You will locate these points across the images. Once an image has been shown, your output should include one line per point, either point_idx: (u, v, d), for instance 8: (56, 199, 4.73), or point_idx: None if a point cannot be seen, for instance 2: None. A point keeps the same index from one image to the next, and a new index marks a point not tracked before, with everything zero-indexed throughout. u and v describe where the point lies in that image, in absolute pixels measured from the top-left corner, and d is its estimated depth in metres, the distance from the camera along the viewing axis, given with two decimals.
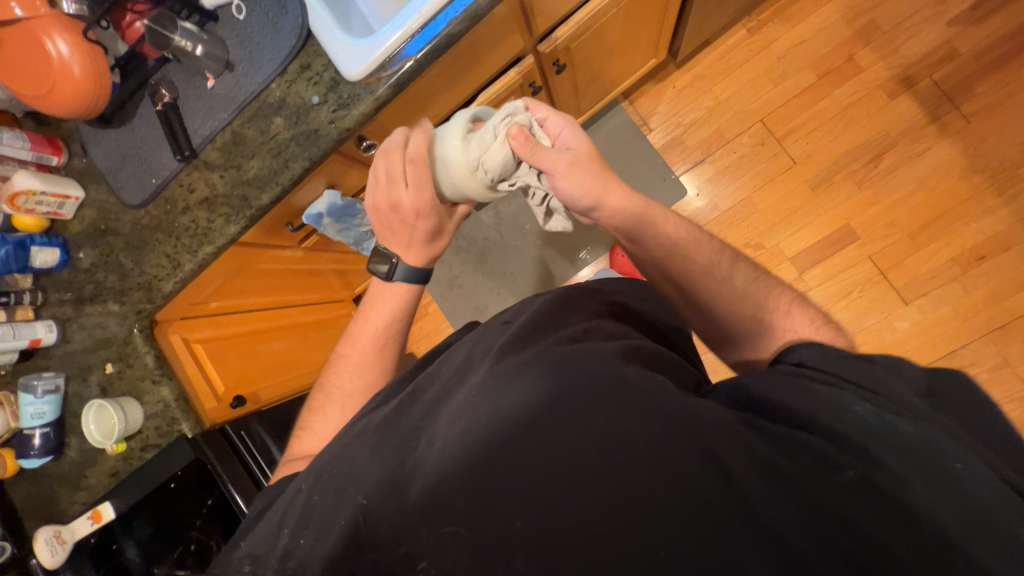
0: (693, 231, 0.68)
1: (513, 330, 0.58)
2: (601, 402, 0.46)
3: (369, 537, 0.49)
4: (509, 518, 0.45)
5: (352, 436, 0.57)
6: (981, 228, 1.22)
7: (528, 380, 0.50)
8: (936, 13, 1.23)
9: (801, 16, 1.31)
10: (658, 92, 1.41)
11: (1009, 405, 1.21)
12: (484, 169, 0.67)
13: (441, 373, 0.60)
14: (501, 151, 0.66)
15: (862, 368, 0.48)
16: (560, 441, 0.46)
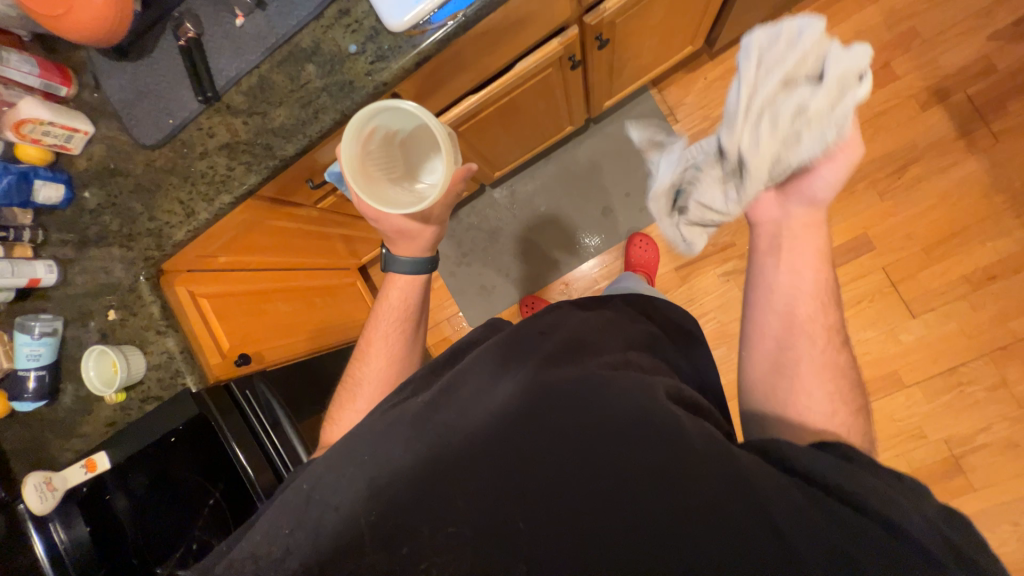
0: (824, 296, 0.67)
1: (552, 345, 0.61)
2: (644, 436, 0.48)
3: (376, 526, 0.50)
4: (515, 523, 0.48)
5: (381, 421, 0.59)
6: (996, 248, 1.22)
7: (561, 394, 0.53)
8: (979, 25, 1.21)
9: (842, 15, 1.28)
10: (688, 83, 1.39)
11: (1000, 424, 1.24)
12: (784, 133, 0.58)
13: (478, 369, 0.60)
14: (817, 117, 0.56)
15: (889, 477, 0.46)
16: (577, 451, 0.50)
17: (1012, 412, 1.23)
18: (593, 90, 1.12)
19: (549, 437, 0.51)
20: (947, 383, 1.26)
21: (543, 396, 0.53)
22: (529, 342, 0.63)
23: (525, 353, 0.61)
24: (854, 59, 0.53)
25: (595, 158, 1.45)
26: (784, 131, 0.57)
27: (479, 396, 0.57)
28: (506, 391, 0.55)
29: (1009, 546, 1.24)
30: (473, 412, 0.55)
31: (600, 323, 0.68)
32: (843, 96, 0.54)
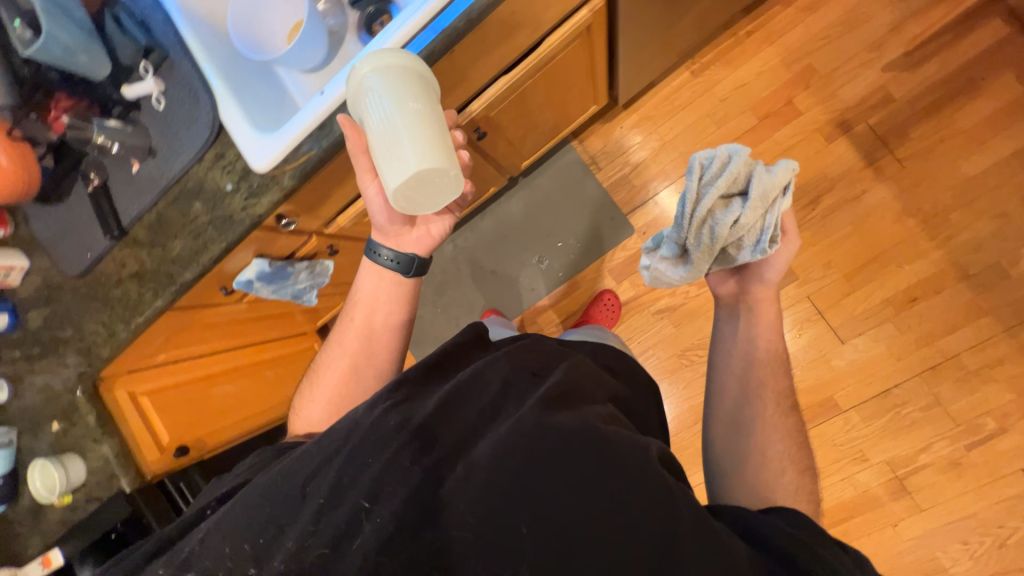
0: (778, 361, 0.83)
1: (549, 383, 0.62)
2: (646, 483, 0.50)
3: (380, 522, 0.50)
4: (516, 528, 0.49)
5: (382, 427, 0.56)
6: (914, 270, 1.24)
7: (566, 427, 0.54)
8: (873, 58, 1.25)
9: (742, 59, 1.33)
10: (606, 132, 1.45)
11: (939, 443, 1.25)
12: (736, 228, 0.83)
13: (484, 392, 0.61)
14: (755, 213, 0.82)
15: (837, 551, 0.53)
16: (582, 480, 0.51)
17: (949, 430, 1.24)
18: (502, 159, 1.20)
19: (560, 466, 0.52)
20: (884, 405, 1.28)
21: (557, 428, 0.54)
22: (527, 376, 0.64)
23: (527, 387, 0.62)
24: (777, 176, 0.81)
25: (534, 206, 1.51)
26: (729, 227, 0.83)
27: (488, 425, 0.57)
28: (518, 423, 0.55)
29: (963, 565, 1.24)
30: (483, 442, 0.54)
31: (588, 368, 0.69)
32: (772, 201, 0.83)
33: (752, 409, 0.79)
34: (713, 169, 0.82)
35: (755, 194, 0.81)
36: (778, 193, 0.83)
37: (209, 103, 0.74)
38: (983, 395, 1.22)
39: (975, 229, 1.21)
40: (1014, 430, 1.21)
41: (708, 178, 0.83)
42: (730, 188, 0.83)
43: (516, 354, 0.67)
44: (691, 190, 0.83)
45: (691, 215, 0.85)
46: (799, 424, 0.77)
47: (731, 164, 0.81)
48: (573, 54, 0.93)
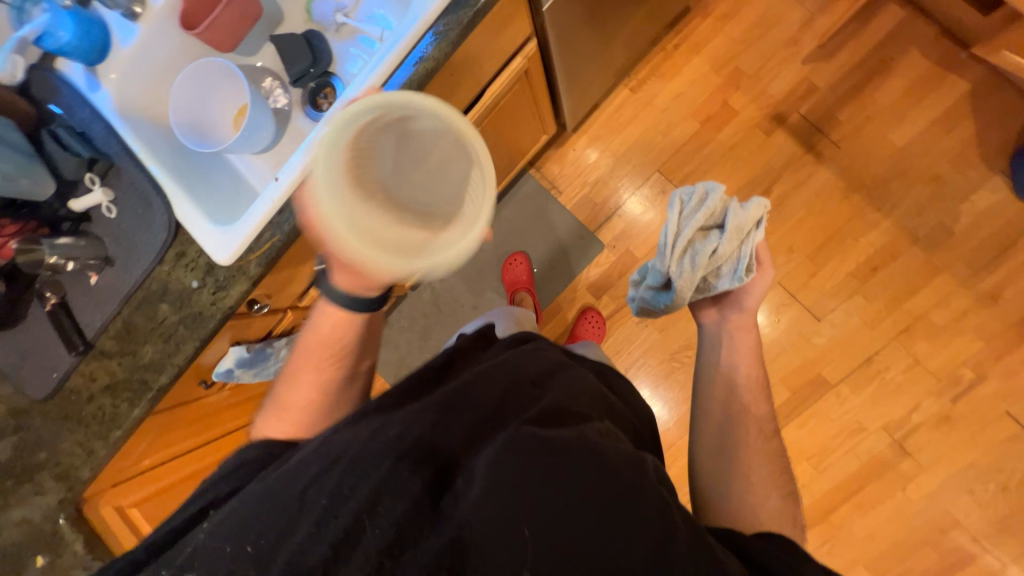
0: (758, 390, 0.87)
1: (547, 393, 0.60)
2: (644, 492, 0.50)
3: (374, 531, 0.46)
4: (520, 531, 0.47)
5: (382, 438, 0.53)
6: (869, 242, 1.31)
7: (568, 435, 0.52)
8: (791, 54, 1.34)
9: (674, 71, 1.40)
10: (561, 156, 1.49)
11: (927, 400, 1.29)
12: (714, 259, 0.89)
13: (478, 401, 0.58)
14: (732, 245, 0.89)
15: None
16: (588, 510, 0.48)
17: (933, 387, 1.29)
18: None
19: (566, 482, 0.48)
20: (869, 373, 1.32)
21: (559, 445, 0.51)
22: (522, 384, 0.61)
23: (525, 401, 0.59)
24: (750, 211, 0.89)
25: (505, 241, 1.51)
26: (708, 256, 0.89)
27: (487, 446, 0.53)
28: (519, 438, 0.51)
29: (974, 514, 1.28)
30: (482, 465, 0.50)
31: (588, 382, 0.67)
32: (747, 234, 0.90)
33: (738, 433, 0.82)
34: (692, 203, 0.92)
35: (730, 227, 0.88)
36: (752, 227, 0.89)
37: (162, 204, 0.74)
38: (956, 348, 1.27)
39: (915, 194, 1.28)
40: (992, 375, 1.26)
41: (687, 212, 0.93)
42: (708, 222, 0.92)
43: (516, 361, 0.66)
44: (673, 222, 0.92)
45: (674, 244, 0.91)
46: (779, 446, 0.82)
47: (706, 200, 0.91)
48: (514, 96, 0.96)
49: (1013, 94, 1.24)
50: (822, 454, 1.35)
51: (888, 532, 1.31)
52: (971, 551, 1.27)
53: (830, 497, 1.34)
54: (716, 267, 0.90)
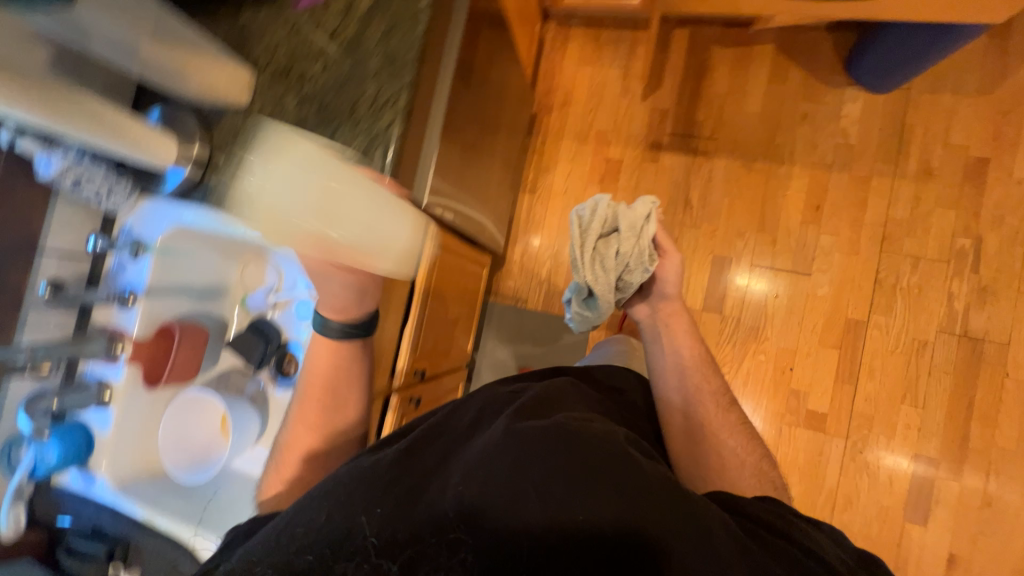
0: (705, 362, 0.99)
1: (519, 403, 0.74)
2: (602, 460, 0.61)
3: (380, 531, 0.58)
4: (504, 507, 0.57)
5: (373, 459, 0.65)
6: (796, 190, 1.39)
7: (536, 431, 0.64)
8: (631, 99, 1.54)
9: (554, 160, 1.58)
10: (508, 272, 1.58)
11: (955, 285, 1.27)
12: (621, 260, 0.97)
13: (464, 418, 0.73)
14: (633, 243, 0.96)
15: (805, 526, 0.63)
16: (556, 469, 0.59)
17: (949, 270, 1.27)
18: (450, 365, 1.26)
19: (538, 454, 0.61)
20: (888, 291, 1.30)
21: (531, 433, 0.64)
22: (501, 404, 0.76)
23: (510, 410, 0.72)
24: (640, 206, 0.97)
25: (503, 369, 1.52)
26: (615, 259, 0.97)
27: (478, 445, 0.66)
28: (503, 436, 0.65)
29: None
30: (474, 459, 0.63)
31: (556, 388, 0.81)
32: (642, 228, 0.97)
33: (702, 409, 0.92)
34: (586, 215, 0.98)
35: (624, 227, 0.96)
36: (642, 222, 0.97)
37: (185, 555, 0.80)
38: (938, 228, 1.29)
39: (800, 136, 1.40)
40: (989, 232, 1.26)
41: (586, 227, 0.98)
42: (605, 226, 0.99)
43: (490, 390, 0.81)
44: (575, 238, 0.98)
45: (582, 256, 0.98)
46: (737, 417, 0.93)
47: (596, 213, 0.98)
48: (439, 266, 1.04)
49: (811, 31, 1.42)
50: (910, 389, 1.27)
51: None
52: None
53: (951, 426, 1.24)
54: (626, 267, 0.98)
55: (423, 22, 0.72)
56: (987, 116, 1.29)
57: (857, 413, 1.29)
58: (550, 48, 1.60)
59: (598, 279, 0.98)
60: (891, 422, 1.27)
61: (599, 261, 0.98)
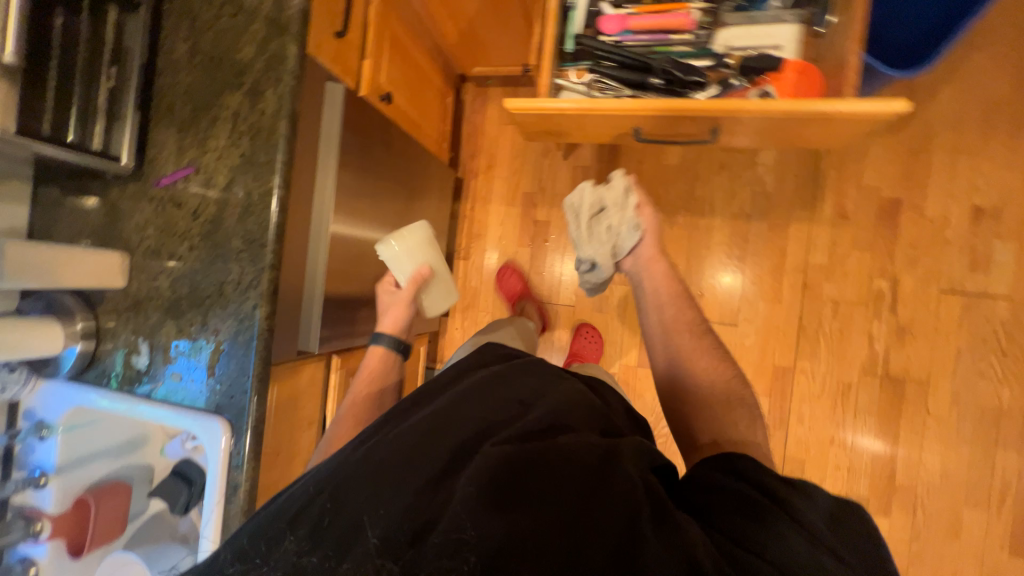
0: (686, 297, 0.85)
1: (530, 413, 0.55)
2: (618, 508, 0.45)
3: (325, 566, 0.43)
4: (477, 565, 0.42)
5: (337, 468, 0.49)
6: (718, 241, 1.40)
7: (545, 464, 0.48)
8: (554, 159, 1.53)
9: (485, 226, 1.59)
10: (451, 340, 1.61)
11: (875, 326, 1.30)
12: (617, 237, 0.87)
13: (466, 414, 0.54)
14: (624, 215, 0.87)
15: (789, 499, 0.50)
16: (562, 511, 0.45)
17: (868, 313, 1.30)
18: None
19: (567, 476, 0.47)
20: (812, 337, 1.33)
21: (558, 458, 0.48)
22: (506, 407, 0.56)
23: (524, 415, 0.55)
24: (622, 177, 0.88)
25: None
26: (609, 238, 0.87)
27: (489, 456, 0.49)
28: (520, 455, 0.48)
29: (1006, 393, 1.22)
30: (478, 478, 0.47)
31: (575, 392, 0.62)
32: (628, 200, 0.88)
33: (675, 336, 0.81)
34: (577, 198, 0.91)
35: (610, 202, 0.87)
36: (626, 196, 0.88)
37: None
38: (856, 271, 1.31)
39: (719, 186, 1.41)
40: (904, 274, 1.28)
41: (575, 210, 0.91)
42: (596, 206, 0.90)
43: (499, 384, 0.60)
44: (570, 222, 0.91)
45: (579, 234, 0.89)
46: (716, 345, 0.81)
47: (583, 200, 0.90)
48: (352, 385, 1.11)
49: None
50: (839, 431, 1.31)
51: (953, 461, 1.24)
52: None
53: (879, 465, 1.28)
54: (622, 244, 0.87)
55: (275, 203, 0.73)
56: (898, 157, 1.29)
57: (791, 457, 1.33)
58: (470, 110, 1.58)
59: (600, 255, 0.88)
60: (822, 463, 1.32)
61: (595, 244, 0.88)
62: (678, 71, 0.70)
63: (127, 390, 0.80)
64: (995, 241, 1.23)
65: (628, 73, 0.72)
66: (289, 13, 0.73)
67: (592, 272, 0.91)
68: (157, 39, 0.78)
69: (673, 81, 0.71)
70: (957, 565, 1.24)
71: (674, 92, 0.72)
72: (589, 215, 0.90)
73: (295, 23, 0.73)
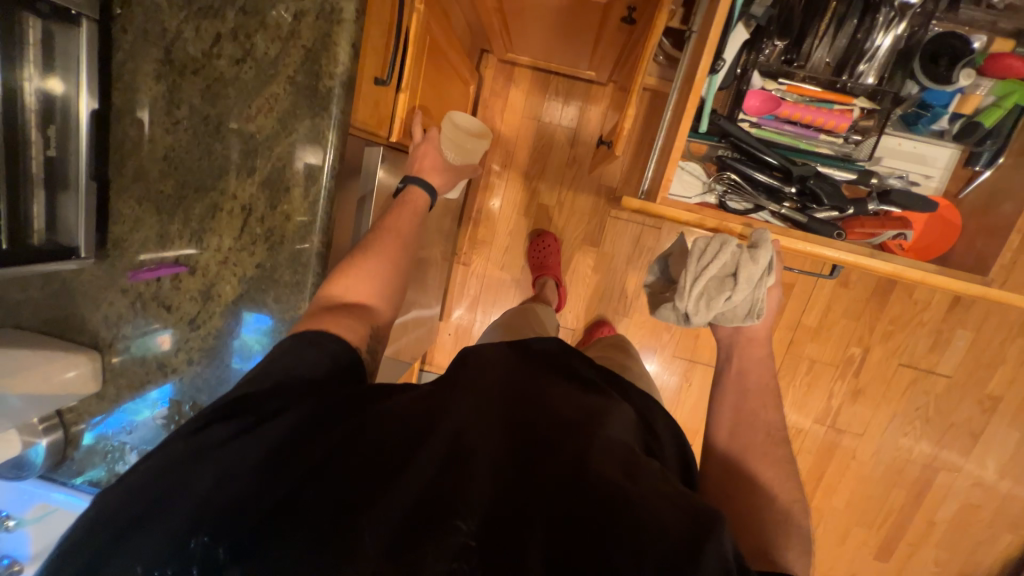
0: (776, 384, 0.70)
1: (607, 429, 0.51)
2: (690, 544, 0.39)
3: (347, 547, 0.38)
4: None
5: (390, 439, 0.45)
6: None
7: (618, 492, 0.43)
8: (578, 173, 1.39)
9: (491, 231, 1.46)
10: (442, 345, 1.55)
11: (837, 384, 1.44)
12: (729, 314, 0.70)
13: (542, 420, 0.51)
14: (749, 297, 0.68)
15: None
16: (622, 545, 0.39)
17: (836, 373, 1.44)
18: None
19: (632, 520, 0.41)
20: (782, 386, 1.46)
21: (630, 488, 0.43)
22: (578, 413, 0.53)
23: (598, 430, 0.50)
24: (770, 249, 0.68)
25: None
26: (721, 312, 0.69)
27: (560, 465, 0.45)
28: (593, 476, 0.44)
29: (918, 449, 1.46)
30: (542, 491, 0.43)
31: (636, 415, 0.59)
32: (762, 279, 0.68)
33: (748, 426, 0.65)
34: (712, 247, 0.69)
35: (746, 279, 0.67)
36: (764, 271, 0.68)
37: None
38: (837, 335, 1.41)
39: None
40: (876, 344, 1.40)
41: (701, 261, 0.69)
42: (727, 271, 0.69)
43: (582, 390, 0.58)
44: (689, 268, 0.70)
45: (692, 288, 0.69)
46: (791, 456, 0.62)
47: (718, 254, 0.68)
48: None
49: None
50: None
51: (858, 492, 1.52)
52: (929, 484, 1.47)
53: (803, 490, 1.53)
54: (728, 321, 0.70)
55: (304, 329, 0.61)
56: None
57: None
58: (490, 91, 1.36)
59: (701, 321, 0.70)
60: None
61: (704, 309, 0.69)
62: (819, 186, 0.80)
63: (106, 462, 0.68)
64: (959, 328, 1.37)
65: (772, 173, 0.81)
66: (329, 81, 0.52)
67: (679, 322, 0.75)
68: (114, 74, 0.54)
69: (808, 193, 0.80)
70: (834, 563, 1.58)
71: (806, 199, 0.81)
72: (717, 276, 0.69)
73: (336, 97, 0.52)
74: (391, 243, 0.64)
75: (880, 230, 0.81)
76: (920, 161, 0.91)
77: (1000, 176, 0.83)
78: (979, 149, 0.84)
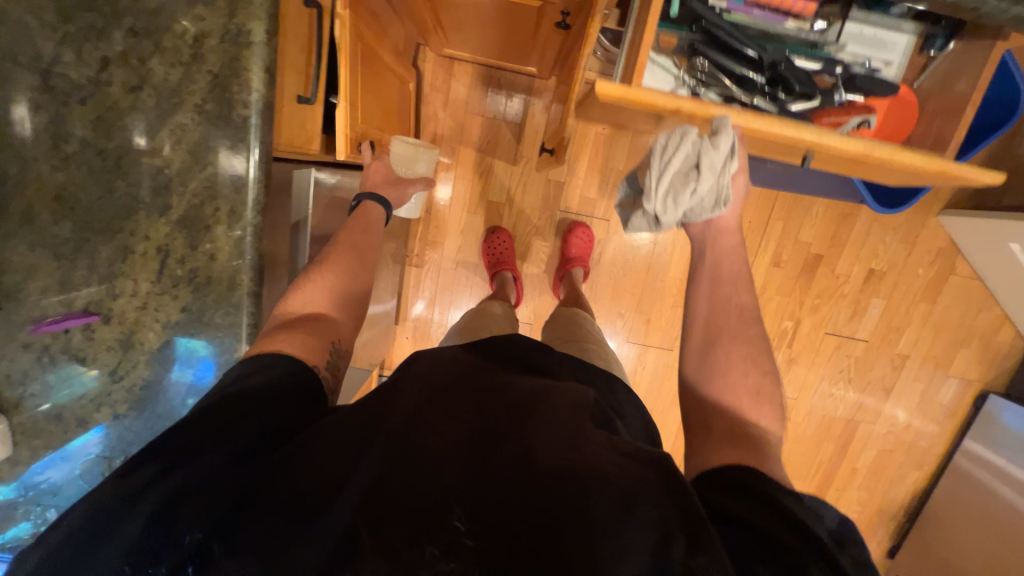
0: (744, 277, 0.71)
1: (557, 403, 0.52)
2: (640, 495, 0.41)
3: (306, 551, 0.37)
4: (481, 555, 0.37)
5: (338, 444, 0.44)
6: (675, 273, 1.44)
7: (568, 458, 0.44)
8: (525, 168, 1.38)
9: (442, 231, 1.43)
10: (400, 349, 1.52)
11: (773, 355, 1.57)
12: (697, 206, 0.69)
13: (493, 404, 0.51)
14: (714, 186, 0.67)
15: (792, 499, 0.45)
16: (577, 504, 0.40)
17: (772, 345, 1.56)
18: None
19: (583, 478, 0.42)
20: None
21: (577, 454, 0.44)
22: (529, 394, 0.53)
23: (548, 405, 0.51)
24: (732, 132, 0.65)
25: None
26: (689, 205, 0.69)
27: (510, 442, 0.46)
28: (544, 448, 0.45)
29: (842, 407, 1.63)
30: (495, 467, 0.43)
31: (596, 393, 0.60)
32: (726, 168, 0.67)
33: (719, 317, 0.67)
34: (672, 141, 0.67)
35: (710, 167, 0.65)
36: (727, 158, 0.66)
37: None
38: (771, 310, 1.53)
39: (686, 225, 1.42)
40: (805, 317, 1.54)
41: (664, 158, 0.68)
42: (690, 162, 0.67)
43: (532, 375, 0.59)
44: (653, 168, 0.69)
45: (658, 188, 0.69)
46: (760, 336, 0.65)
47: (678, 146, 0.67)
48: None
49: None
50: None
51: (793, 448, 1.68)
52: (852, 436, 1.65)
53: None
54: (698, 213, 0.70)
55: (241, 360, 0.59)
56: (833, 219, 1.45)
57: None
58: (430, 86, 1.31)
59: (671, 218, 0.70)
60: None
61: (672, 205, 0.69)
62: (789, 71, 0.75)
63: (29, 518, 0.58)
64: (873, 297, 1.52)
65: (741, 59, 0.75)
66: (244, 109, 0.50)
67: (652, 224, 0.75)
68: None
69: (778, 78, 0.76)
70: None
71: (777, 87, 0.77)
72: (680, 169, 0.68)
73: (253, 126, 0.51)
74: (347, 252, 0.67)
75: (844, 117, 0.77)
76: (879, 46, 0.81)
77: (954, 60, 0.78)
78: (934, 32, 0.78)
